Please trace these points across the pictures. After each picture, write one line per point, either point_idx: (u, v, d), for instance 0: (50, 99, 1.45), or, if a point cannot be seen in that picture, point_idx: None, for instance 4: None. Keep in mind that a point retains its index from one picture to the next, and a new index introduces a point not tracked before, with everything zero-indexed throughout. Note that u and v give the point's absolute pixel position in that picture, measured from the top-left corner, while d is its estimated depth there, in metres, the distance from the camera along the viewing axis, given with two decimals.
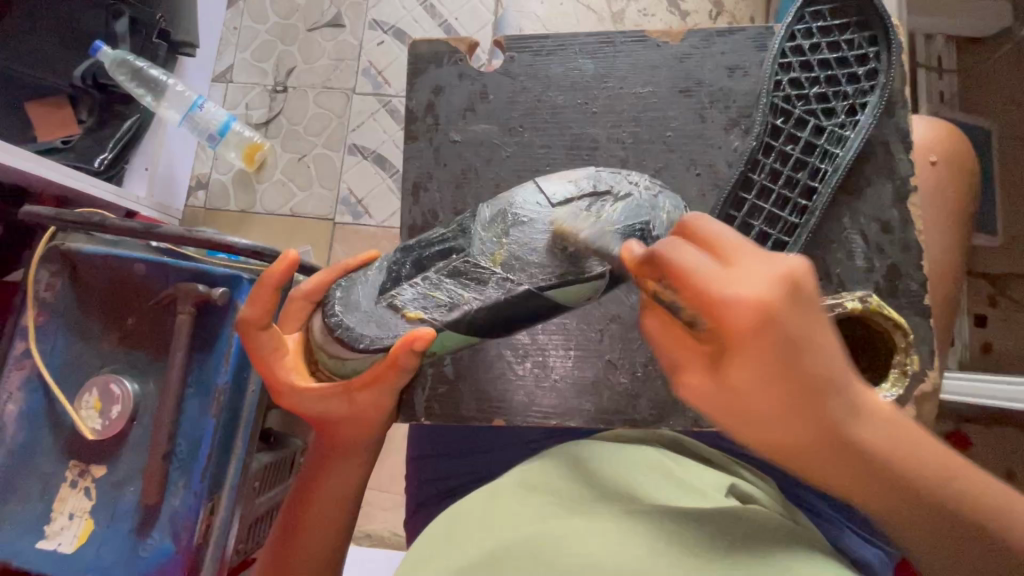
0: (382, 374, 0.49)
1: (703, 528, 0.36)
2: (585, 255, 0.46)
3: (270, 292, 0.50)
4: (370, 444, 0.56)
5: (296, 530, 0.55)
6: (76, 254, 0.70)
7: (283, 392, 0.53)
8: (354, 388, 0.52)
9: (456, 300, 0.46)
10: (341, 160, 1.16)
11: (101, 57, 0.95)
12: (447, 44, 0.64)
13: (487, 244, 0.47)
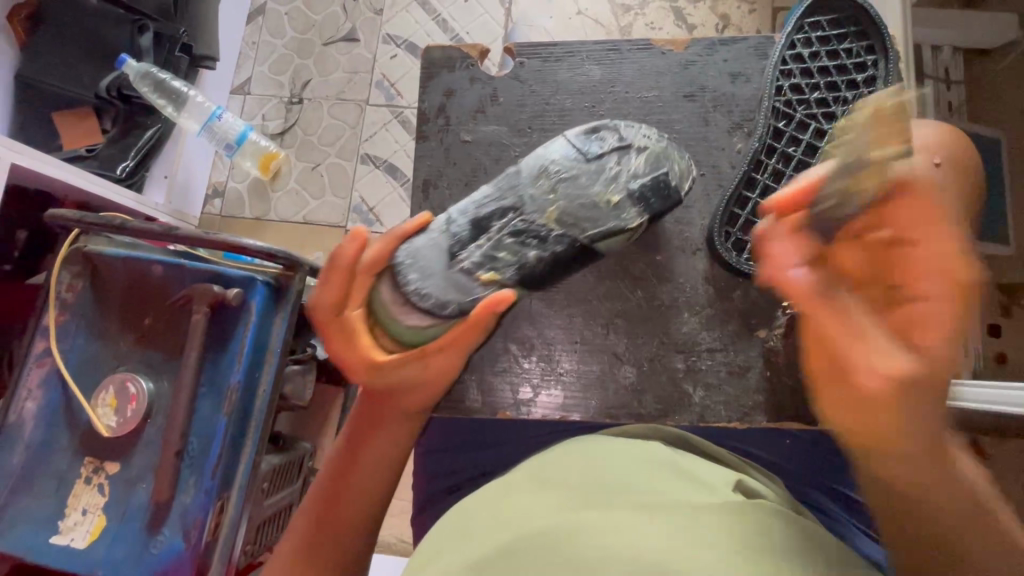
0: (463, 334, 0.52)
1: (712, 520, 0.36)
2: (625, 208, 0.51)
3: (344, 272, 0.51)
4: (428, 411, 0.56)
5: (351, 496, 0.51)
6: (97, 255, 0.73)
7: (357, 365, 0.52)
8: (431, 351, 0.52)
9: (521, 257, 0.51)
10: (353, 170, 1.19)
11: (126, 70, 0.98)
12: (460, 50, 0.66)
13: (541, 202, 0.51)
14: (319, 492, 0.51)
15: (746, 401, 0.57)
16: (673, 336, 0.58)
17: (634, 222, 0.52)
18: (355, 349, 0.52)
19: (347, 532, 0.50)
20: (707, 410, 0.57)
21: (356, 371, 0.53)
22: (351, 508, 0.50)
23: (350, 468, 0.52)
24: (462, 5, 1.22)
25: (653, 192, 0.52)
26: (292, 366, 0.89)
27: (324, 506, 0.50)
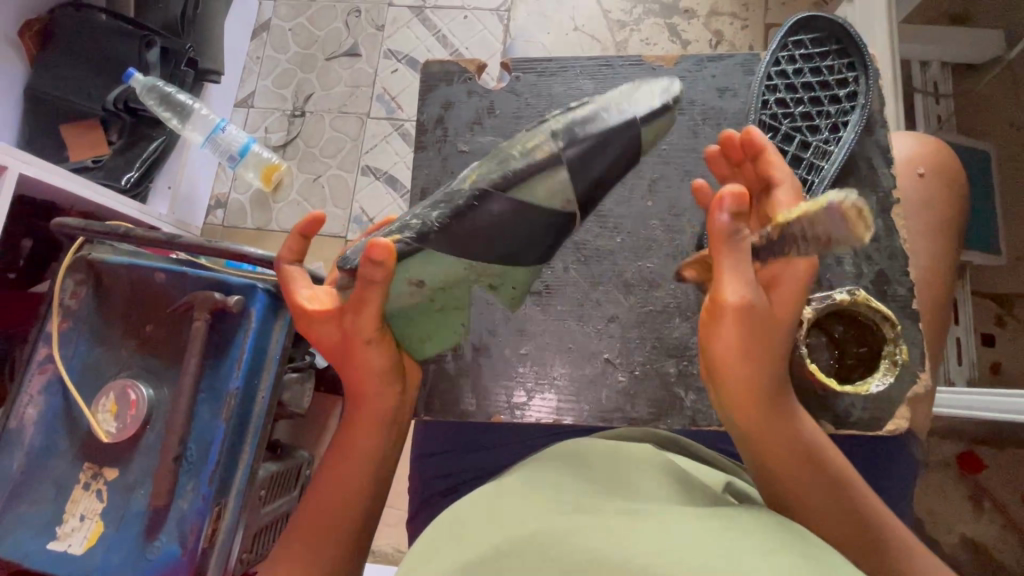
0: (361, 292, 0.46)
1: (700, 522, 0.37)
2: (535, 150, 0.44)
3: (297, 239, 0.51)
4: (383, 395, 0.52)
5: (349, 495, 0.51)
6: (101, 263, 0.74)
7: (367, 330, 0.48)
8: (347, 314, 0.48)
9: (428, 221, 0.45)
10: (354, 181, 1.21)
11: (133, 83, 0.99)
12: (457, 64, 0.68)
13: (467, 173, 0.47)
14: (319, 492, 0.52)
15: None
16: (665, 340, 0.59)
17: (539, 157, 0.43)
18: (369, 312, 0.47)
19: (345, 531, 0.51)
20: (698, 413, 0.57)
21: (364, 339, 0.48)
22: (354, 503, 0.52)
23: (347, 466, 0.52)
24: (462, 21, 1.25)
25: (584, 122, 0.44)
26: (291, 375, 0.90)
27: (323, 504, 0.51)
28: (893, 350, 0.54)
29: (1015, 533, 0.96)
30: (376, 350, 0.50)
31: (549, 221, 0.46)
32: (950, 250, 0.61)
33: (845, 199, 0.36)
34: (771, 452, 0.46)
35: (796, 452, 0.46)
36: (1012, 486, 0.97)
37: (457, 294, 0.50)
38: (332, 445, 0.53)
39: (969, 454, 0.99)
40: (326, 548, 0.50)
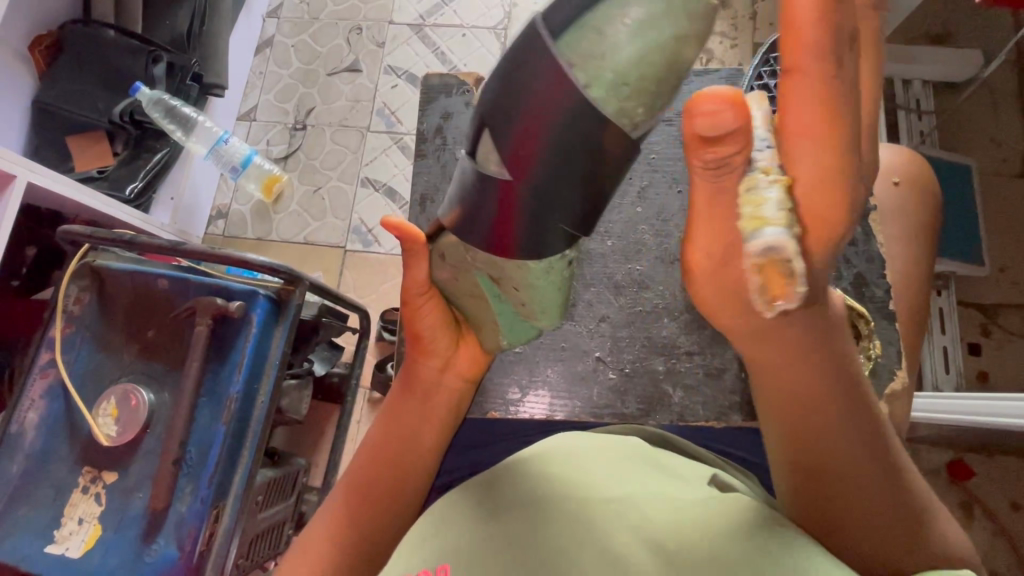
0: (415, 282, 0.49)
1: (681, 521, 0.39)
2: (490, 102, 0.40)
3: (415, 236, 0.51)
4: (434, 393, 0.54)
5: (392, 459, 0.53)
6: (105, 269, 0.75)
7: (412, 294, 0.50)
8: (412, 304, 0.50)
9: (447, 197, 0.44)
10: (354, 193, 1.23)
11: (139, 97, 1.02)
12: (455, 77, 0.71)
13: None
14: (367, 452, 0.54)
15: (724, 401, 0.59)
16: (654, 339, 0.61)
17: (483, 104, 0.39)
18: (416, 274, 0.49)
19: (384, 495, 0.52)
20: (686, 409, 0.59)
21: (407, 301, 0.50)
22: (398, 469, 0.53)
23: (393, 431, 0.54)
24: (461, 39, 1.29)
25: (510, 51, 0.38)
26: (290, 381, 0.92)
27: (365, 465, 0.53)
28: (869, 346, 0.56)
29: (1005, 540, 0.97)
30: (423, 315, 0.51)
31: (509, 191, 0.39)
32: (926, 254, 0.64)
33: (759, 245, 0.34)
34: (816, 470, 0.40)
35: (854, 465, 0.40)
36: (1001, 494, 0.99)
37: (473, 278, 0.48)
38: (381, 409, 0.56)
39: (959, 461, 1.01)
40: (365, 510, 0.51)
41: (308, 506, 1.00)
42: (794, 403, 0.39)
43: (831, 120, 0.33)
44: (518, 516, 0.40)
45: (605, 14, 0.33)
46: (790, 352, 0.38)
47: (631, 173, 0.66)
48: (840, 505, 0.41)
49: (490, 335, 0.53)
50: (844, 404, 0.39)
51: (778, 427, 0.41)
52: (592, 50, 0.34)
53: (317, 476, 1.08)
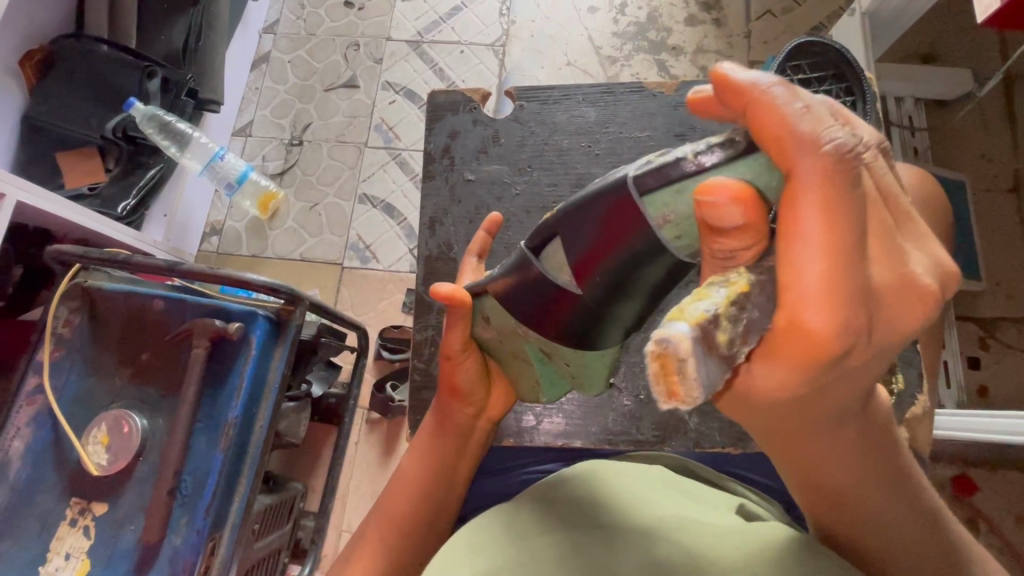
0: (454, 346, 0.49)
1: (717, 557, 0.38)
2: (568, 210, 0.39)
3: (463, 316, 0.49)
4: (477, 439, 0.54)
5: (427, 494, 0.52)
6: (98, 291, 0.73)
7: (454, 348, 0.49)
8: (453, 360, 0.50)
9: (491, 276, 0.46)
10: (351, 210, 1.22)
11: (133, 112, 1.00)
12: (463, 94, 0.70)
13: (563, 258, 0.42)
14: (399, 488, 0.53)
15: (738, 425, 0.57)
16: None
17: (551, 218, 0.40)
18: (460, 330, 0.48)
19: (419, 530, 0.51)
20: (702, 435, 0.58)
21: (449, 353, 0.50)
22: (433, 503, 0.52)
23: (427, 467, 0.53)
24: (459, 56, 1.30)
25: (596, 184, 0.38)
26: (288, 404, 0.89)
27: (398, 501, 0.52)
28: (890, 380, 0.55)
29: (1011, 556, 0.96)
30: (465, 366, 0.50)
31: (575, 301, 0.40)
32: None
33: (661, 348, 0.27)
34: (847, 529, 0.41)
35: (883, 527, 0.40)
36: (1005, 509, 0.99)
37: (518, 343, 0.48)
38: (412, 444, 0.55)
39: (963, 476, 1.00)
40: (398, 545, 0.51)
41: (305, 532, 0.96)
42: (831, 479, 0.39)
43: (833, 229, 0.27)
44: (547, 551, 0.39)
45: (691, 183, 0.33)
46: (826, 438, 0.36)
47: None
48: (876, 563, 0.41)
49: (530, 391, 0.53)
50: (879, 476, 0.38)
51: (810, 495, 0.41)
52: (681, 210, 0.34)
53: (314, 501, 1.05)
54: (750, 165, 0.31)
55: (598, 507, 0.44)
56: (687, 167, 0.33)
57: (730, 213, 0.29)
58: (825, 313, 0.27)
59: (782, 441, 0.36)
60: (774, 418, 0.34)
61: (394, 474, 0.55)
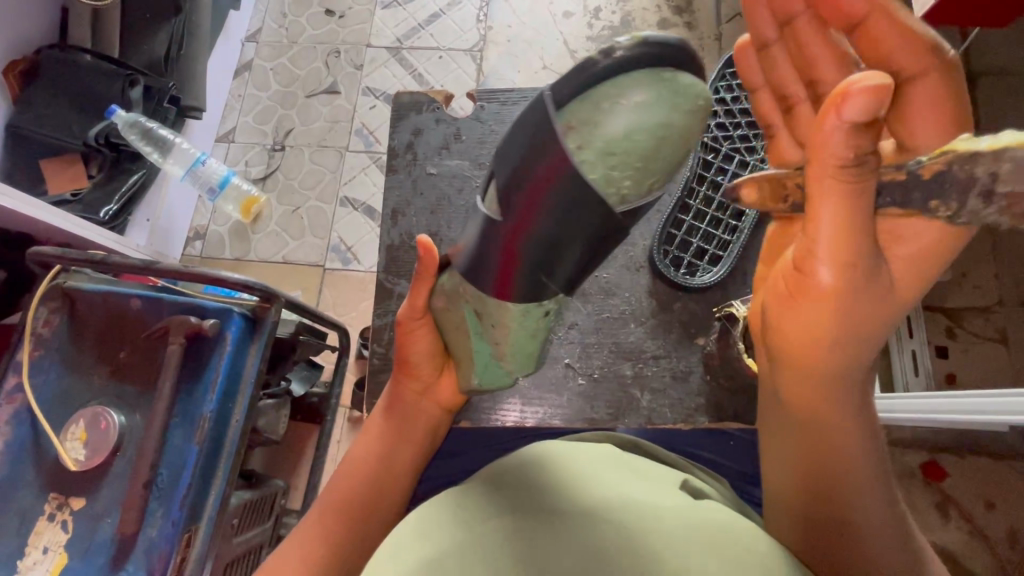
0: (410, 316, 0.54)
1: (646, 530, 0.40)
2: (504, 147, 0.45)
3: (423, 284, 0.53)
4: (425, 421, 0.58)
5: (371, 471, 0.55)
6: (76, 291, 0.75)
7: (408, 317, 0.54)
8: (406, 332, 0.55)
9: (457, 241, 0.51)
10: (333, 212, 1.24)
11: (115, 119, 1.02)
12: (426, 95, 0.72)
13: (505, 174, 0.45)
14: (348, 468, 0.56)
15: (690, 404, 0.60)
16: (622, 344, 0.62)
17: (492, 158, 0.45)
18: (416, 298, 0.53)
19: (356, 506, 0.53)
20: (654, 412, 0.60)
21: (401, 321, 0.55)
22: (376, 481, 0.54)
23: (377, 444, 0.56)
24: (438, 61, 1.32)
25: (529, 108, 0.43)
26: (267, 401, 0.91)
27: (345, 477, 0.55)
28: None
29: (980, 539, 0.98)
30: (415, 337, 0.55)
31: (498, 234, 0.43)
32: None
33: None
34: (816, 486, 0.47)
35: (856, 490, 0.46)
36: (975, 494, 1.01)
37: (461, 311, 0.51)
38: (369, 424, 0.58)
39: (933, 462, 1.03)
40: (337, 521, 0.52)
41: (287, 529, 0.98)
42: (822, 432, 0.47)
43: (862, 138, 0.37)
44: (494, 527, 0.41)
45: (603, 92, 0.38)
46: (824, 388, 0.46)
47: None
48: (847, 510, 0.46)
49: (466, 373, 0.55)
50: (863, 435, 0.47)
51: (788, 445, 0.49)
52: (582, 111, 0.38)
53: (297, 498, 1.07)
54: (650, 90, 0.38)
55: (547, 485, 0.46)
56: (595, 68, 0.38)
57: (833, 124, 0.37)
58: (839, 261, 0.40)
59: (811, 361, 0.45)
60: (817, 324, 0.43)
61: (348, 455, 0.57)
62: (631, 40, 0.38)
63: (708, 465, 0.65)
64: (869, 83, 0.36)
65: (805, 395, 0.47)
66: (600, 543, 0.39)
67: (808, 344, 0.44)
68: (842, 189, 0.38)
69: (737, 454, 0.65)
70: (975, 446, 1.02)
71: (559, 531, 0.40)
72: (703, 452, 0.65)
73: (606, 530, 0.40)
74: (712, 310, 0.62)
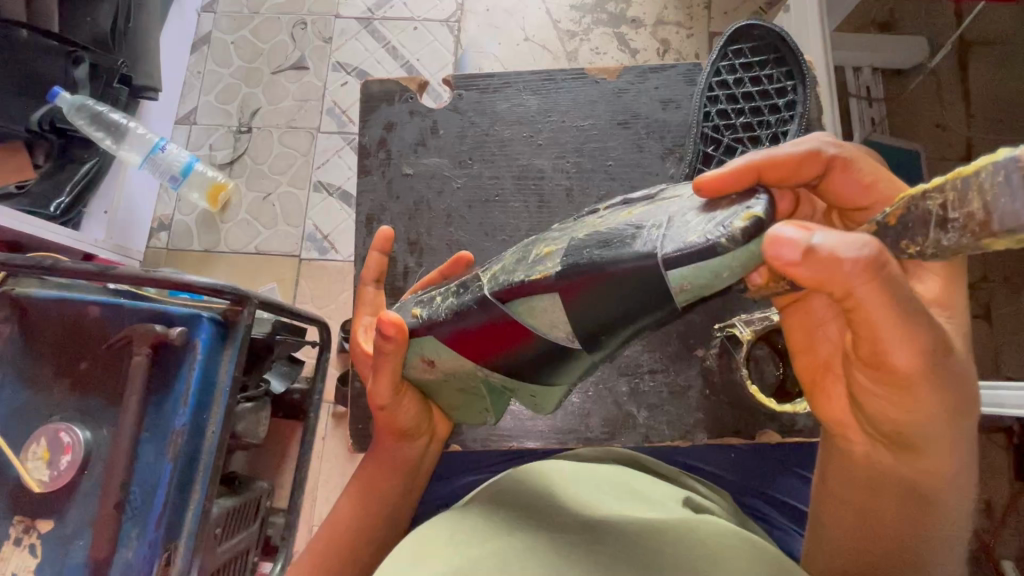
0: (379, 393, 0.51)
1: (652, 555, 0.37)
2: (546, 262, 0.41)
3: (390, 368, 0.49)
4: (418, 461, 0.56)
5: (357, 526, 0.53)
6: (27, 298, 0.69)
7: (385, 398, 0.51)
8: (383, 408, 0.52)
9: (435, 315, 0.46)
10: (306, 198, 1.17)
11: (59, 102, 0.93)
12: (398, 84, 0.69)
13: (536, 267, 0.41)
14: (343, 509, 0.55)
15: (689, 418, 0.62)
16: (618, 359, 0.63)
17: (535, 278, 0.40)
18: (387, 377, 0.50)
19: (351, 565, 0.52)
20: (651, 429, 0.62)
21: (380, 404, 0.52)
22: (363, 520, 0.54)
23: (356, 501, 0.55)
24: (412, 33, 1.24)
25: (602, 251, 0.38)
26: (245, 404, 0.87)
27: (329, 536, 0.53)
28: None
29: None
30: (401, 409, 0.53)
31: (572, 353, 0.42)
32: None
33: None
34: (903, 547, 0.45)
35: (948, 522, 0.45)
36: None
37: (471, 380, 0.49)
38: (350, 483, 0.56)
39: None
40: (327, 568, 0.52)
41: (274, 530, 0.96)
42: (924, 494, 0.44)
43: (843, 170, 0.42)
44: (493, 548, 0.38)
45: (714, 260, 0.35)
46: (929, 455, 0.43)
47: (589, 184, 0.66)
48: (938, 548, 0.45)
49: (477, 415, 0.55)
50: (966, 469, 0.43)
51: (876, 507, 0.46)
52: (700, 279, 0.36)
53: (283, 498, 1.04)
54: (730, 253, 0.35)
55: (548, 507, 0.44)
56: (713, 246, 0.35)
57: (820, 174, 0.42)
58: (918, 356, 0.37)
59: (906, 428, 0.41)
60: (919, 395, 0.39)
61: (332, 511, 0.56)
62: (746, 218, 0.35)
63: (702, 470, 0.65)
64: (787, 229, 0.34)
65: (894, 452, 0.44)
66: (603, 563, 0.37)
67: (904, 417, 0.41)
68: (881, 298, 0.35)
69: (736, 465, 0.64)
70: None
71: (557, 552, 0.38)
72: (695, 457, 0.65)
73: (602, 552, 0.38)
74: (714, 326, 0.62)
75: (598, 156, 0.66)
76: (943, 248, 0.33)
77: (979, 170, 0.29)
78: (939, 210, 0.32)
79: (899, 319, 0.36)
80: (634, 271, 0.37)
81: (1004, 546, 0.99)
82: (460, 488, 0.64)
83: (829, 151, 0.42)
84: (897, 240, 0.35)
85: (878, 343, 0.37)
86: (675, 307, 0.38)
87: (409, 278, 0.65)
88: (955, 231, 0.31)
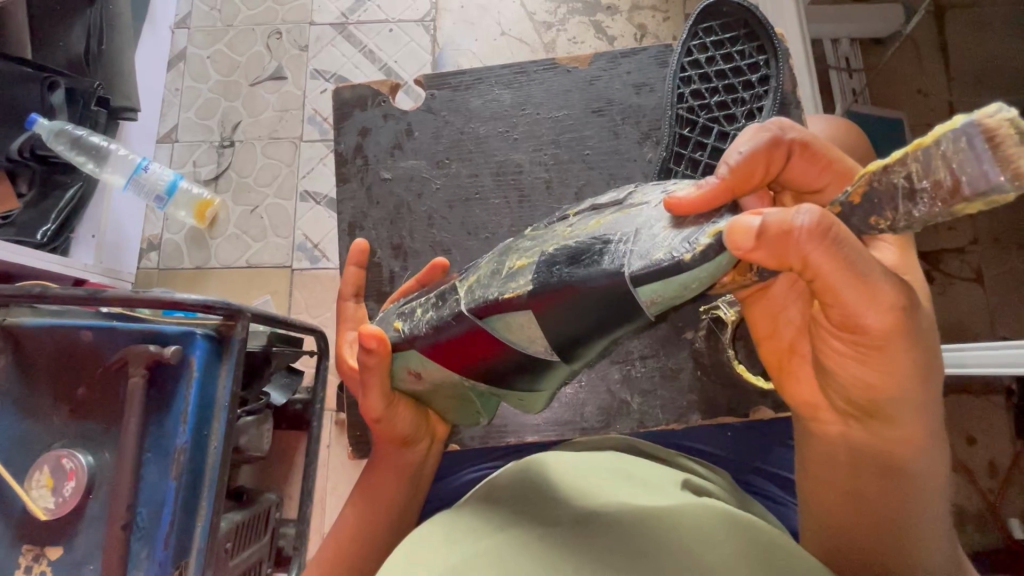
0: (372, 404, 0.52)
1: (643, 543, 0.37)
2: (518, 275, 0.41)
3: (379, 380, 0.49)
4: (419, 471, 0.57)
5: (364, 531, 0.54)
6: (20, 329, 0.69)
7: (378, 410, 0.52)
8: (378, 420, 0.53)
9: (418, 327, 0.46)
10: (294, 208, 1.17)
11: (37, 129, 0.92)
12: (370, 88, 0.69)
13: (510, 282, 0.41)
14: (348, 515, 0.55)
15: (683, 401, 0.62)
16: None
17: (506, 297, 0.40)
18: (376, 391, 0.50)
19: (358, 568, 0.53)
20: (645, 414, 0.62)
21: (375, 416, 0.52)
22: (368, 525, 0.54)
23: (361, 508, 0.55)
24: (388, 35, 1.23)
25: (571, 270, 0.38)
26: (245, 418, 0.87)
27: (336, 544, 0.54)
28: None
29: (964, 474, 1.02)
30: (397, 418, 0.53)
31: (550, 363, 0.43)
32: None
33: (995, 116, 0.27)
34: (884, 522, 0.45)
35: (926, 489, 0.45)
36: (957, 429, 1.03)
37: (458, 389, 0.49)
38: (355, 490, 0.57)
39: None
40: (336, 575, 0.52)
41: (285, 540, 0.96)
42: (899, 462, 0.44)
43: (802, 154, 0.43)
44: (489, 545, 0.38)
45: (683, 275, 0.35)
46: (909, 425, 0.43)
47: (567, 174, 0.66)
48: (915, 516, 0.45)
49: (469, 417, 0.55)
50: (935, 435, 0.44)
51: (856, 478, 0.46)
52: (667, 292, 0.36)
53: (290, 507, 1.05)
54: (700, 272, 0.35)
55: (545, 500, 0.44)
56: (680, 263, 0.35)
57: (782, 160, 0.42)
58: (879, 322, 0.37)
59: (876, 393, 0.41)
60: (886, 359, 0.39)
61: (337, 521, 0.56)
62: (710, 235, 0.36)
63: (700, 453, 0.65)
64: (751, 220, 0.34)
65: (870, 420, 0.44)
66: (597, 553, 0.37)
67: (873, 381, 0.41)
68: (838, 269, 0.35)
69: (732, 444, 0.65)
70: (956, 386, 1.04)
71: (554, 545, 0.38)
72: (693, 439, 0.66)
73: (598, 544, 0.38)
74: (699, 309, 0.63)
75: (574, 146, 0.66)
76: (913, 220, 0.32)
77: (939, 140, 0.29)
78: (904, 183, 0.31)
79: (855, 289, 0.36)
80: (603, 288, 0.37)
81: (1009, 505, 1.00)
82: (462, 486, 0.64)
83: (788, 136, 0.42)
84: (866, 216, 0.35)
85: (844, 310, 0.38)
86: (647, 318, 0.39)
87: (395, 282, 0.66)
88: (924, 202, 0.30)
